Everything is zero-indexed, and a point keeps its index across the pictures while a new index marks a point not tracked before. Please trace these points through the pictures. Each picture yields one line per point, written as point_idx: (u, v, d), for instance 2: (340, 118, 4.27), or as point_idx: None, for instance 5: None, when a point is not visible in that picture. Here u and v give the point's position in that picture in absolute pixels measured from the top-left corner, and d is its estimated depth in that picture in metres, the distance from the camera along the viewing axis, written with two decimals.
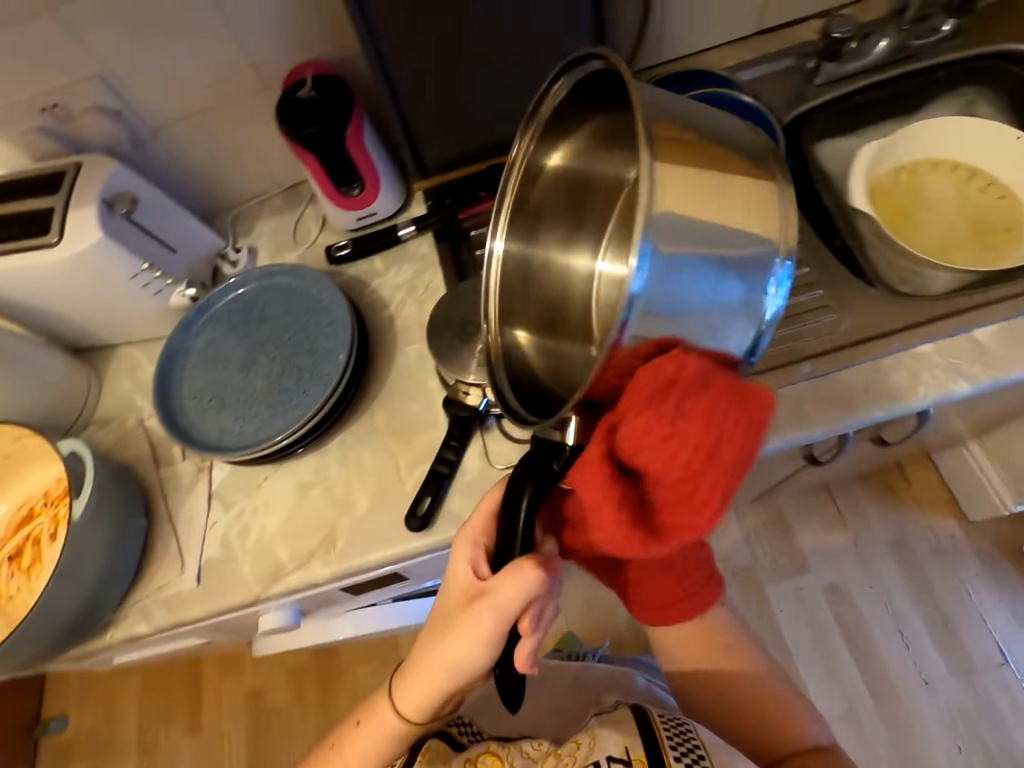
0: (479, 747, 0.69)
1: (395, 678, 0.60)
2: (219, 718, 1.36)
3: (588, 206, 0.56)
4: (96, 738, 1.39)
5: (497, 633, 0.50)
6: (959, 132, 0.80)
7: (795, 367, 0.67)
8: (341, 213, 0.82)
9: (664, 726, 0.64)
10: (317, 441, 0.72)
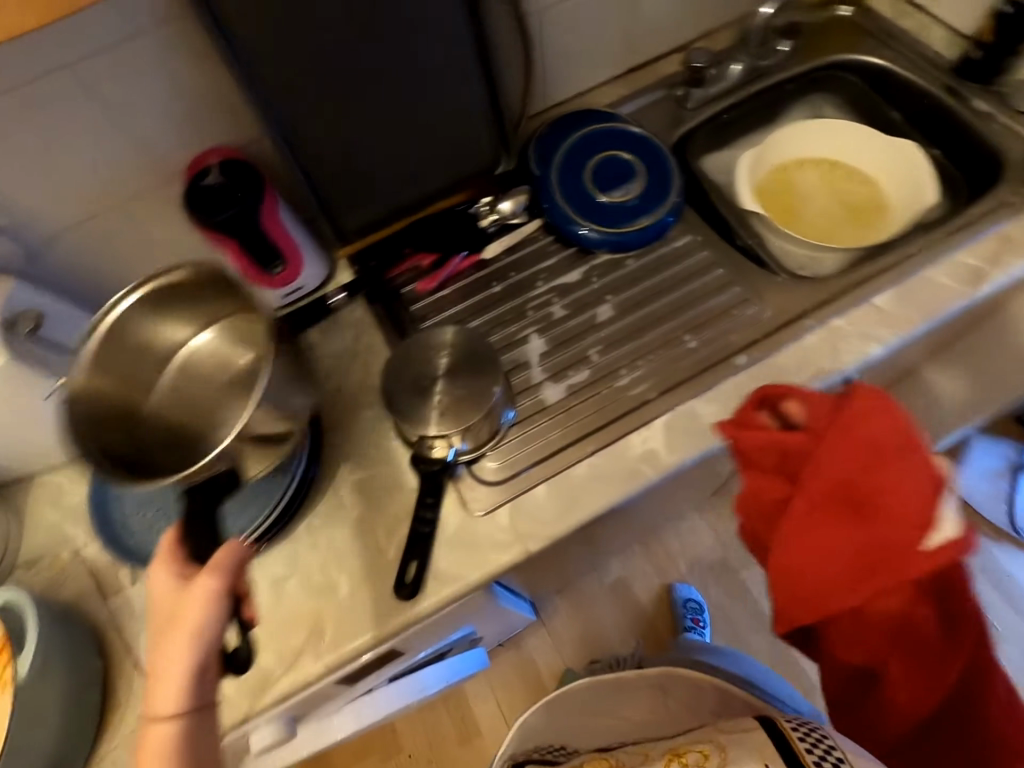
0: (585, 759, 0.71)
1: (145, 697, 0.46)
2: None
3: (189, 295, 0.64)
4: None
5: (199, 603, 0.47)
6: (813, 133, 0.92)
7: (733, 359, 0.71)
8: (264, 294, 0.79)
9: (792, 728, 0.58)
10: (281, 531, 0.68)
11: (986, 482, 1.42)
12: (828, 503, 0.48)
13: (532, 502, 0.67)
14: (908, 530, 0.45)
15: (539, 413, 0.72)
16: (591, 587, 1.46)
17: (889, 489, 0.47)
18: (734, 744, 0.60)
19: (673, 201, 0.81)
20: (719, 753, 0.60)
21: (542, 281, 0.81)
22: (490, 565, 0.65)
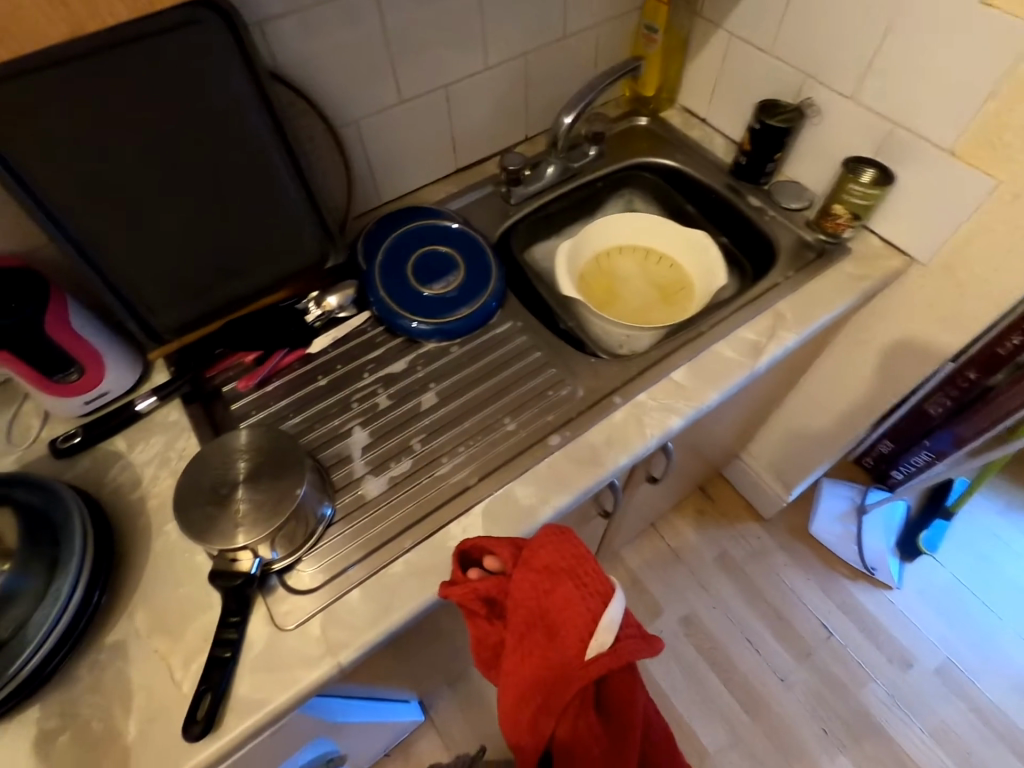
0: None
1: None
2: None
3: None
4: None
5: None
6: (624, 224, 1.01)
7: (548, 438, 0.74)
8: (60, 403, 0.74)
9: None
10: (55, 674, 0.60)
11: (835, 525, 1.54)
12: (527, 633, 0.53)
13: (347, 607, 0.64)
14: (571, 646, 0.50)
15: (360, 509, 0.70)
16: (480, 676, 1.39)
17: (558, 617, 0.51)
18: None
19: (493, 289, 0.86)
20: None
21: (369, 371, 0.82)
22: (297, 686, 0.60)
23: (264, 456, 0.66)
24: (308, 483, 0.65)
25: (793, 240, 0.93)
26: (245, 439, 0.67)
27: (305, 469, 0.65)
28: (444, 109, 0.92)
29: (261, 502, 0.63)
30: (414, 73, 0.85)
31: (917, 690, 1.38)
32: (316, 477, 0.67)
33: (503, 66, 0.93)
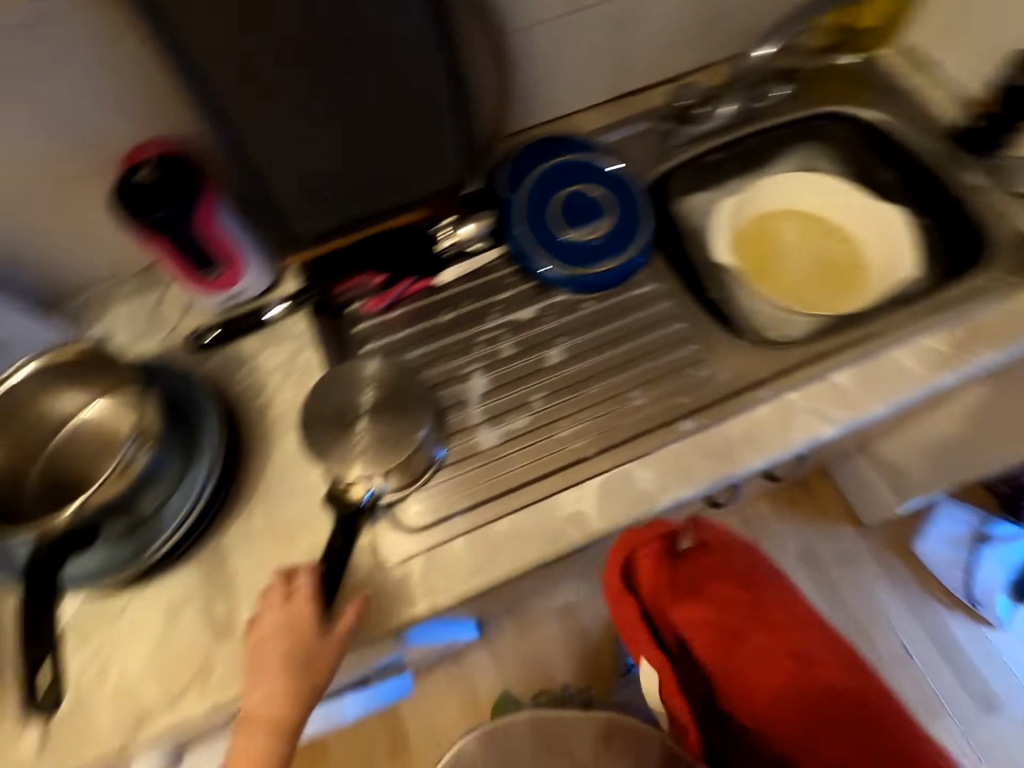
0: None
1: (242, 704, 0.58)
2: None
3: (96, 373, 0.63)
4: None
5: (289, 612, 0.59)
6: (800, 185, 0.88)
7: (678, 423, 0.68)
8: (201, 297, 0.76)
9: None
10: (181, 556, 0.64)
11: (945, 548, 1.40)
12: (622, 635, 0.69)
13: (449, 554, 0.64)
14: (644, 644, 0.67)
15: (472, 458, 0.68)
16: (537, 612, 1.44)
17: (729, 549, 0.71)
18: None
19: (641, 243, 0.77)
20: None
21: (495, 314, 0.77)
22: (395, 619, 0.62)
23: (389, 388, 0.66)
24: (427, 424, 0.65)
25: (1014, 235, 0.77)
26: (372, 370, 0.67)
27: (430, 408, 0.65)
28: (622, 23, 0.80)
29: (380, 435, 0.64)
30: None
31: (994, 736, 1.29)
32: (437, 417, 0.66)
33: None
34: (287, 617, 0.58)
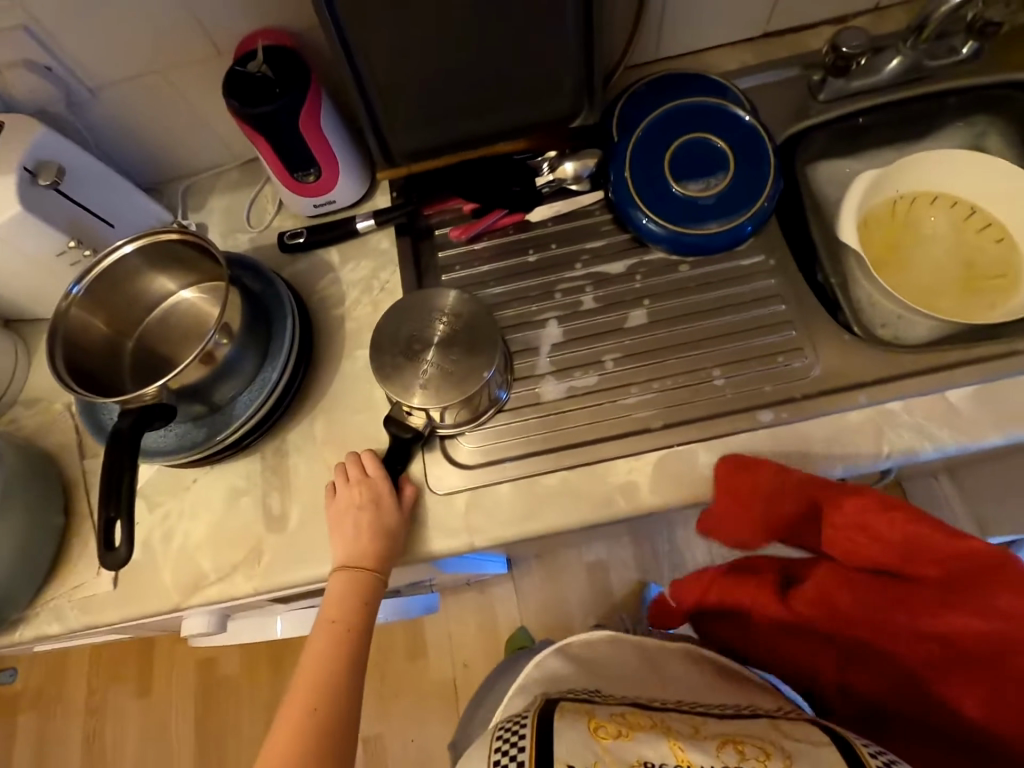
0: (624, 708, 0.59)
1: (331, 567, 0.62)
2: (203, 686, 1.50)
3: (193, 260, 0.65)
4: (89, 698, 1.53)
5: (371, 496, 0.62)
6: (966, 166, 0.75)
7: (756, 412, 0.64)
8: (295, 199, 0.76)
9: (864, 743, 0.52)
10: (247, 446, 0.68)
11: None
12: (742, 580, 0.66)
13: (493, 496, 0.64)
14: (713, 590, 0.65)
15: (532, 407, 0.67)
16: (567, 561, 1.47)
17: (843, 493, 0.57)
18: (802, 755, 0.52)
19: (757, 209, 0.69)
20: (783, 757, 0.52)
21: (582, 263, 0.73)
22: (433, 546, 0.63)
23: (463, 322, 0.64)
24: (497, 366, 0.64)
25: None
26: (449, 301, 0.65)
27: (496, 352, 0.63)
28: None
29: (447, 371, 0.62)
30: None
31: None
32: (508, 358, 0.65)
33: None
34: (371, 499, 0.62)
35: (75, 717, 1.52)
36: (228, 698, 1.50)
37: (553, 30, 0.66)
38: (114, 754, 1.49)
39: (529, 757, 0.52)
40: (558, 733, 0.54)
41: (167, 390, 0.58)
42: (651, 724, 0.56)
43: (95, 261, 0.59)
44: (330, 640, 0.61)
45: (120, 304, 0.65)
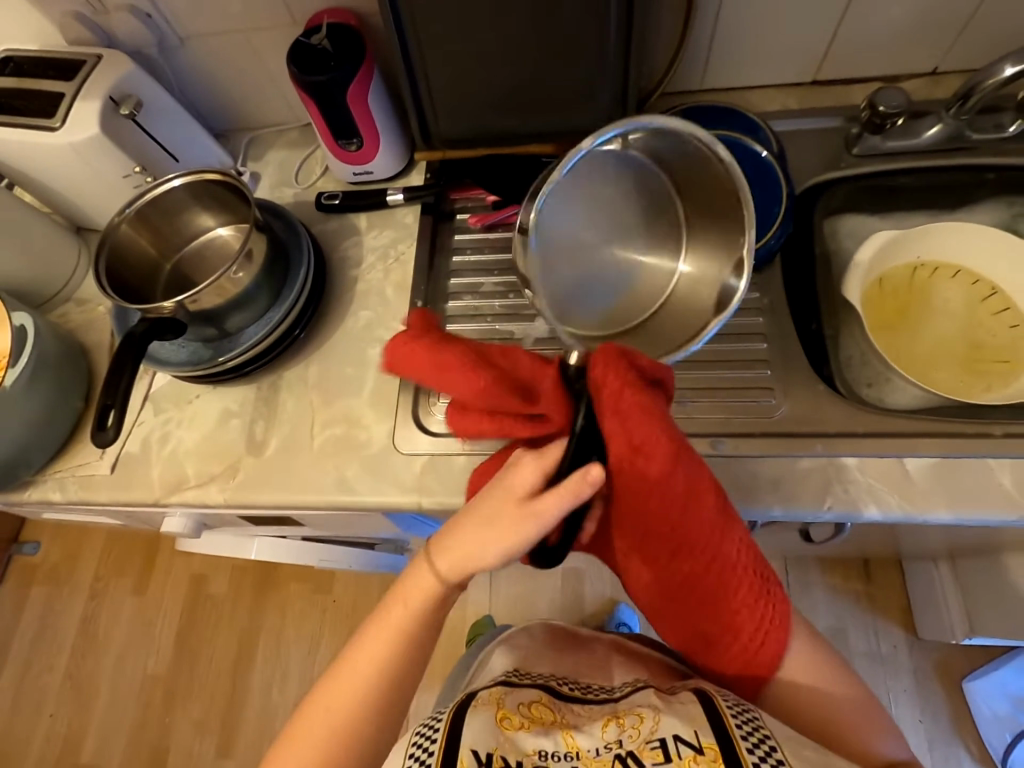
0: (532, 697, 0.64)
1: (432, 547, 0.55)
2: (192, 596, 1.63)
3: (232, 201, 0.72)
4: (94, 584, 1.68)
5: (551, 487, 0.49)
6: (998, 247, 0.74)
7: (712, 440, 0.65)
8: (337, 164, 0.83)
9: (728, 705, 0.56)
10: (247, 374, 0.76)
11: (1002, 701, 1.26)
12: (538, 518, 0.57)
13: (448, 465, 0.69)
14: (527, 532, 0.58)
15: None
16: None
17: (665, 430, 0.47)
18: (670, 713, 0.57)
19: (762, 247, 0.71)
20: (653, 718, 0.57)
21: None
22: (384, 497, 0.69)
23: (655, 178, 0.69)
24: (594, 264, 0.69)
25: None
26: (704, 135, 0.63)
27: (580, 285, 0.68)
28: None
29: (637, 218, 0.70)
30: None
31: None
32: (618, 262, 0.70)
33: None
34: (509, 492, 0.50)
35: (78, 597, 1.68)
36: (210, 614, 1.61)
37: (592, 44, 0.70)
38: (103, 639, 1.63)
39: (437, 756, 0.55)
40: (469, 718, 0.59)
41: (183, 308, 0.65)
42: (551, 719, 0.61)
43: (150, 186, 0.68)
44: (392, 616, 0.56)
45: (164, 229, 0.72)
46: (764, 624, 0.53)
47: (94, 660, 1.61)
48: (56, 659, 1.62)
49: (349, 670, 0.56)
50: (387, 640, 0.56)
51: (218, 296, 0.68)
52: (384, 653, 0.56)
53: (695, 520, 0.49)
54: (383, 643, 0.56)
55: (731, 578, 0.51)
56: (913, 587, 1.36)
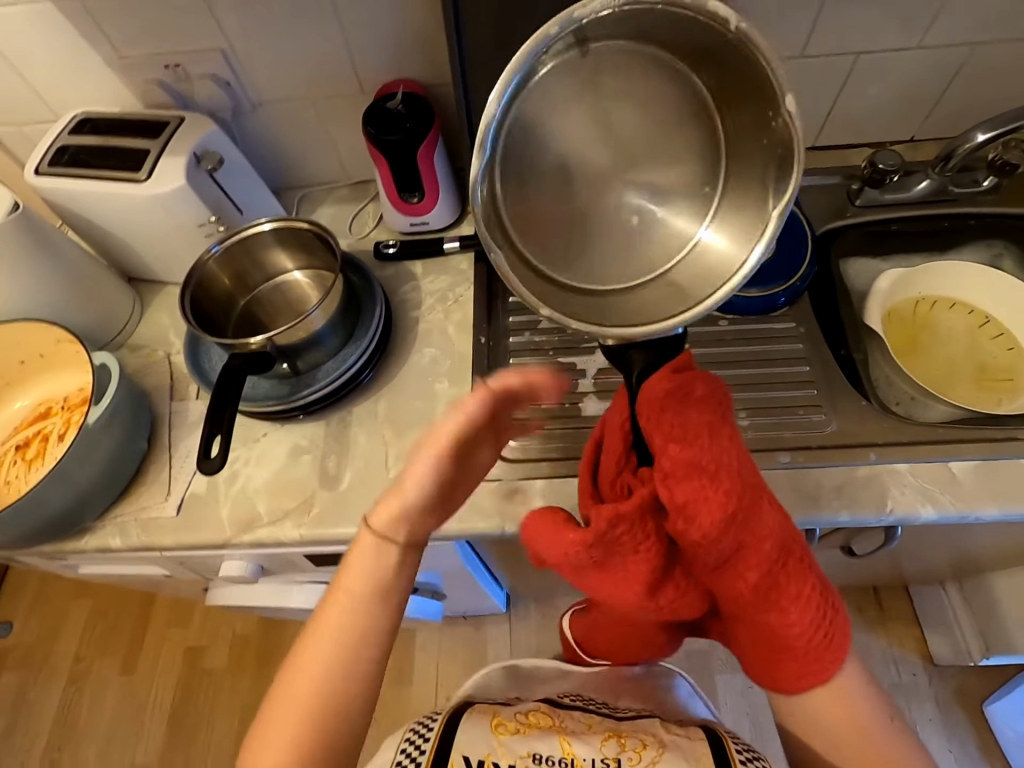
0: (529, 706, 0.62)
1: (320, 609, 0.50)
2: (187, 669, 1.52)
3: (314, 247, 0.77)
4: (76, 666, 1.55)
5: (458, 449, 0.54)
6: (988, 284, 0.85)
7: (775, 454, 0.71)
8: (396, 216, 0.89)
9: (737, 752, 0.57)
10: (318, 412, 0.77)
11: None
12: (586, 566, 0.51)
13: (528, 489, 0.71)
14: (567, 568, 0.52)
15: (573, 418, 0.76)
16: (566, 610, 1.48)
17: (727, 446, 0.50)
18: (673, 748, 0.57)
19: (792, 284, 0.80)
20: (657, 749, 0.57)
21: None
22: (466, 523, 0.70)
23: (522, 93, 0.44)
24: (608, 188, 0.48)
25: None
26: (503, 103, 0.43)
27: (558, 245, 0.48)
28: (843, 79, 0.84)
29: (661, 123, 0.47)
30: (835, 28, 0.78)
31: None
32: (636, 209, 0.49)
33: (940, 50, 0.80)
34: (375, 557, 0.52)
35: (56, 680, 1.53)
36: (208, 690, 1.49)
37: None
38: (84, 726, 1.48)
39: (427, 757, 0.56)
40: (463, 726, 0.58)
41: (270, 344, 0.68)
42: (550, 723, 0.60)
43: (239, 228, 0.72)
44: (286, 702, 0.48)
45: (244, 271, 0.76)
46: (799, 666, 0.51)
47: (73, 751, 1.46)
48: (29, 753, 1.46)
49: (247, 755, 0.48)
50: (282, 745, 0.47)
51: (303, 333, 0.70)
52: (286, 753, 0.47)
53: (732, 559, 0.49)
54: (278, 748, 0.47)
55: (771, 626, 0.50)
56: (923, 613, 1.41)
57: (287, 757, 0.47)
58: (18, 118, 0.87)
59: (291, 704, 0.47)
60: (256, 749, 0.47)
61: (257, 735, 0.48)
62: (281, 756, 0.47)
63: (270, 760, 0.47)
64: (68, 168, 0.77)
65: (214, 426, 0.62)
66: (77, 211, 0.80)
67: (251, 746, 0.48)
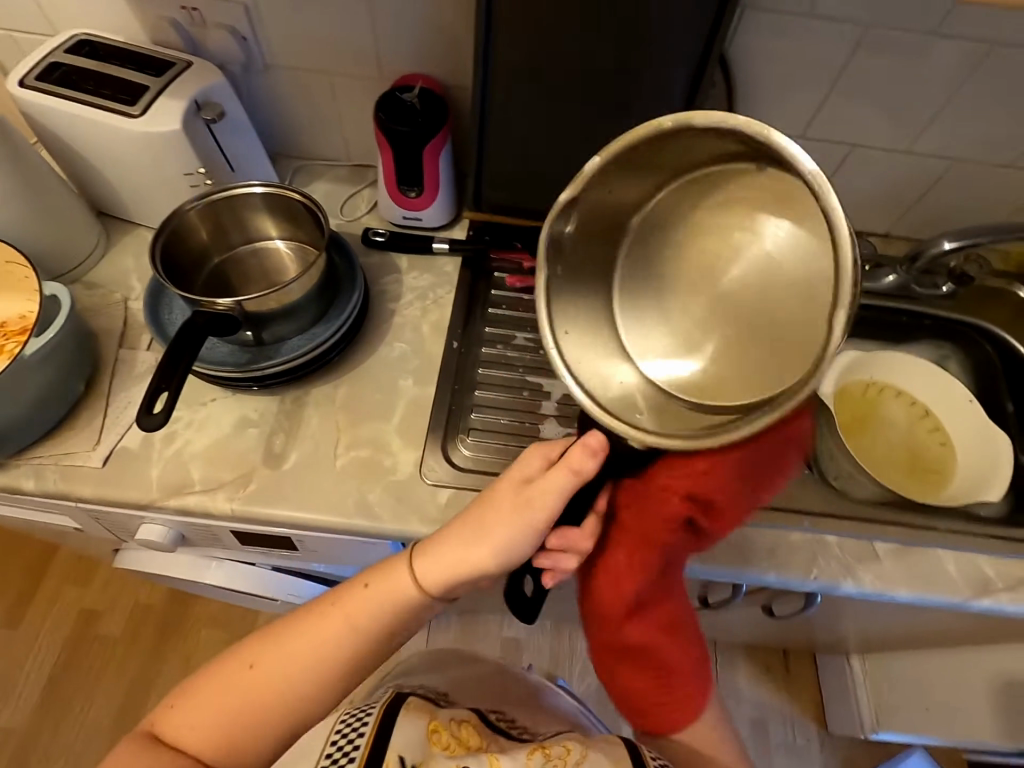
0: None
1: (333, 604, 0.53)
2: (78, 631, 1.42)
3: (302, 218, 0.75)
4: None
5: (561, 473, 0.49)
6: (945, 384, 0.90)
7: None
8: (391, 206, 0.88)
9: None
10: (273, 387, 0.75)
11: None
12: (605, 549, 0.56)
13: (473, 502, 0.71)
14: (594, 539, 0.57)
15: (529, 437, 0.76)
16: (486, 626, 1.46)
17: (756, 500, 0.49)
18: None
19: None
20: None
21: None
22: (405, 526, 0.69)
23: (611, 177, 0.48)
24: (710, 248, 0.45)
25: None
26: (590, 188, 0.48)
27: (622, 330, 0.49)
28: (833, 167, 0.89)
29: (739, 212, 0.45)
30: (835, 117, 0.83)
31: None
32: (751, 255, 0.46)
33: (922, 158, 0.86)
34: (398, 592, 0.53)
35: None
36: (97, 656, 1.40)
37: None
38: None
39: None
40: None
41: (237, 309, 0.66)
42: None
43: (228, 185, 0.70)
44: (234, 681, 0.50)
45: (223, 229, 0.74)
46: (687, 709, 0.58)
47: None
48: None
49: (176, 713, 0.50)
50: (219, 717, 0.49)
51: (275, 305, 0.68)
52: (215, 736, 0.49)
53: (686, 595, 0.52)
54: (215, 717, 0.49)
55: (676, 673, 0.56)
56: (825, 681, 1.46)
57: (217, 734, 0.49)
58: (11, 23, 0.82)
59: (239, 689, 0.50)
60: (181, 715, 0.50)
61: (205, 690, 0.50)
62: (203, 734, 0.49)
63: (197, 732, 0.49)
64: (55, 88, 0.73)
65: (160, 385, 0.59)
66: (57, 132, 0.76)
67: (186, 698, 0.50)
